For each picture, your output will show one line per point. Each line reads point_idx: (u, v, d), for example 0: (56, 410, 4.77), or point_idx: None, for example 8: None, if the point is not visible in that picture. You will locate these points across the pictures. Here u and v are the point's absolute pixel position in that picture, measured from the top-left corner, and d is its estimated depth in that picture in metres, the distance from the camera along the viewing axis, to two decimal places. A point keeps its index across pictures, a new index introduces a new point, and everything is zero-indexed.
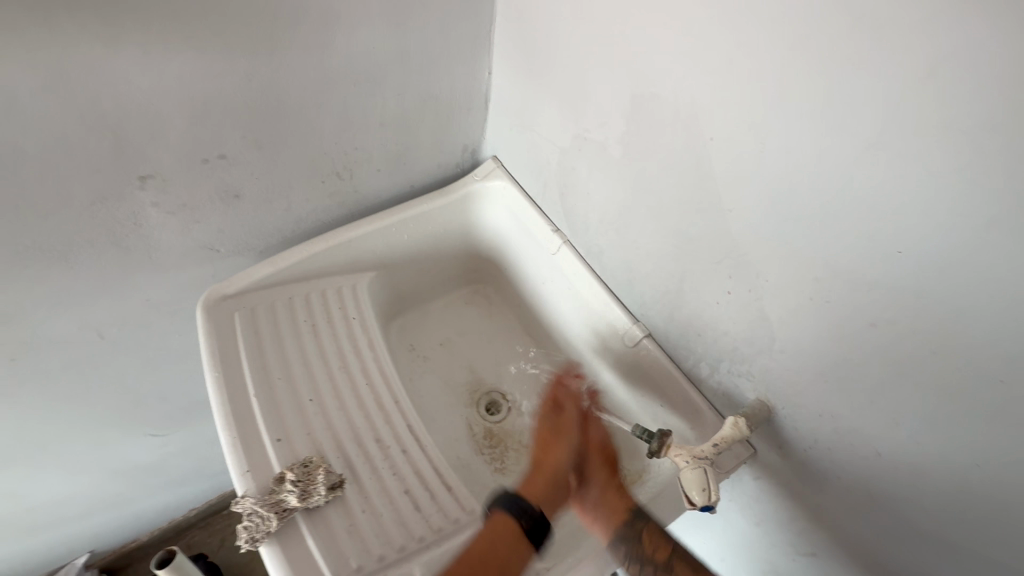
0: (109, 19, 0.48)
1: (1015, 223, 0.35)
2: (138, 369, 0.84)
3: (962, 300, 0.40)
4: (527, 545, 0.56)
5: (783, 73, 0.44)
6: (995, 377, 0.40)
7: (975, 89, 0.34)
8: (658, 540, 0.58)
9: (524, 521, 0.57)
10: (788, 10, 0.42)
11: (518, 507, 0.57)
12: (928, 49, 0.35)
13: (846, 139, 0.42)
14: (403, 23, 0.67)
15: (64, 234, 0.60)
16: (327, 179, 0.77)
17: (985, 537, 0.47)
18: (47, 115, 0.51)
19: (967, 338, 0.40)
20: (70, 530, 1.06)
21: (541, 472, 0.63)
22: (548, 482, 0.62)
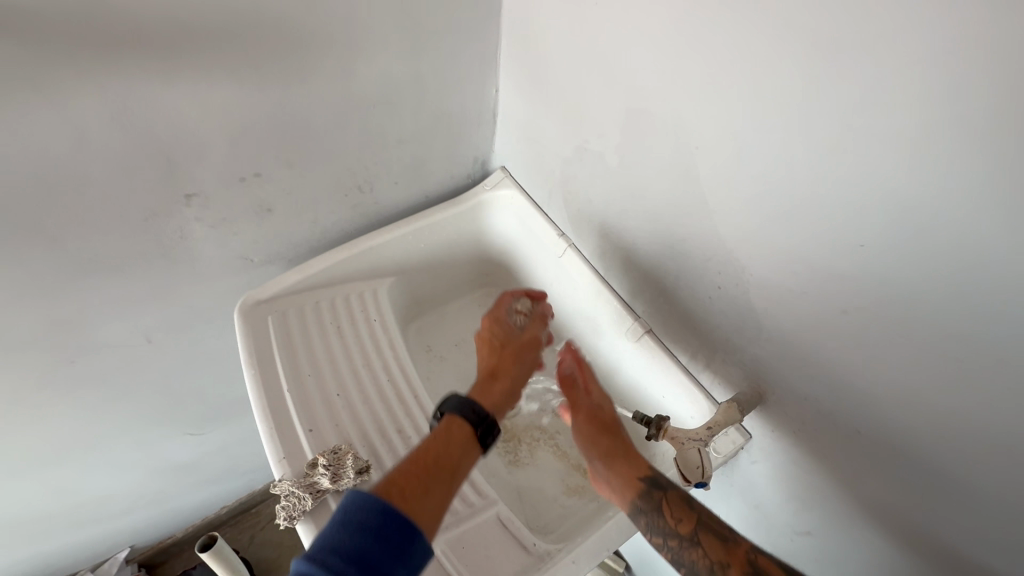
0: (164, 59, 0.56)
1: (960, 213, 0.39)
2: (180, 371, 0.91)
3: (924, 287, 0.44)
4: (478, 447, 0.58)
5: (758, 89, 0.49)
6: (953, 355, 0.44)
7: (919, 99, 0.39)
8: (679, 512, 0.56)
9: (479, 423, 0.58)
10: (759, 33, 0.47)
11: (470, 410, 0.59)
12: (880, 67, 0.40)
13: (817, 147, 0.47)
14: (417, 48, 0.73)
15: (120, 248, 0.68)
16: (349, 192, 0.83)
17: (957, 506, 0.50)
18: (109, 142, 0.58)
19: (929, 319, 0.45)
20: (114, 525, 1.14)
21: (495, 381, 0.66)
22: (503, 389, 0.65)
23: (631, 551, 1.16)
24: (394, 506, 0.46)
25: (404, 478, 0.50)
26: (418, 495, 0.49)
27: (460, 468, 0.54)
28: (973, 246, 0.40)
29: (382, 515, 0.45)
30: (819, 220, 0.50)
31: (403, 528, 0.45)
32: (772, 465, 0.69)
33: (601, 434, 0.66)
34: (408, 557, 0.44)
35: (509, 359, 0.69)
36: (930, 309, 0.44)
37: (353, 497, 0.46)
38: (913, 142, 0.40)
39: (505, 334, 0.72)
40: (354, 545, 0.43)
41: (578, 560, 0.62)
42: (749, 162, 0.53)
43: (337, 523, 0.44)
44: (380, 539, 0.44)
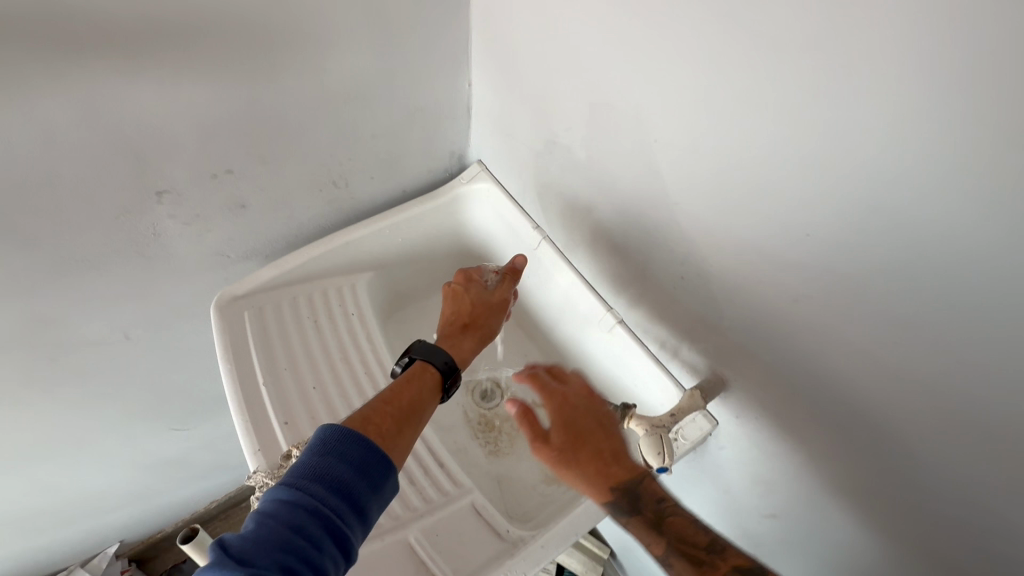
0: (130, 59, 0.56)
1: (898, 202, 0.41)
2: (161, 368, 0.92)
3: (870, 273, 0.46)
4: (439, 396, 0.64)
5: (713, 82, 0.50)
6: (895, 338, 0.47)
7: (859, 92, 0.40)
8: (649, 535, 0.58)
9: (445, 374, 0.64)
10: (711, 29, 0.48)
11: (444, 361, 0.65)
12: (824, 61, 0.41)
13: (768, 139, 0.48)
14: (388, 44, 0.73)
15: (94, 245, 0.68)
16: (325, 188, 0.84)
17: (906, 483, 0.52)
18: (77, 141, 0.58)
19: (875, 304, 0.46)
20: (102, 521, 1.15)
21: (461, 337, 0.72)
22: (469, 346, 0.72)
23: (613, 537, 1.18)
24: (369, 440, 0.50)
25: (380, 416, 0.55)
26: (393, 433, 0.54)
27: (426, 409, 0.60)
28: (913, 234, 0.41)
29: (359, 450, 0.49)
30: (774, 209, 0.51)
31: (378, 464, 0.49)
32: (740, 449, 0.71)
33: (567, 456, 0.61)
34: (380, 487, 0.49)
35: (476, 317, 0.74)
36: (878, 295, 0.46)
37: (330, 432, 0.49)
38: (856, 134, 0.41)
39: (473, 294, 0.76)
40: (334, 474, 0.46)
41: (547, 545, 0.64)
42: (707, 154, 0.55)
43: (318, 454, 0.47)
44: (359, 471, 0.48)
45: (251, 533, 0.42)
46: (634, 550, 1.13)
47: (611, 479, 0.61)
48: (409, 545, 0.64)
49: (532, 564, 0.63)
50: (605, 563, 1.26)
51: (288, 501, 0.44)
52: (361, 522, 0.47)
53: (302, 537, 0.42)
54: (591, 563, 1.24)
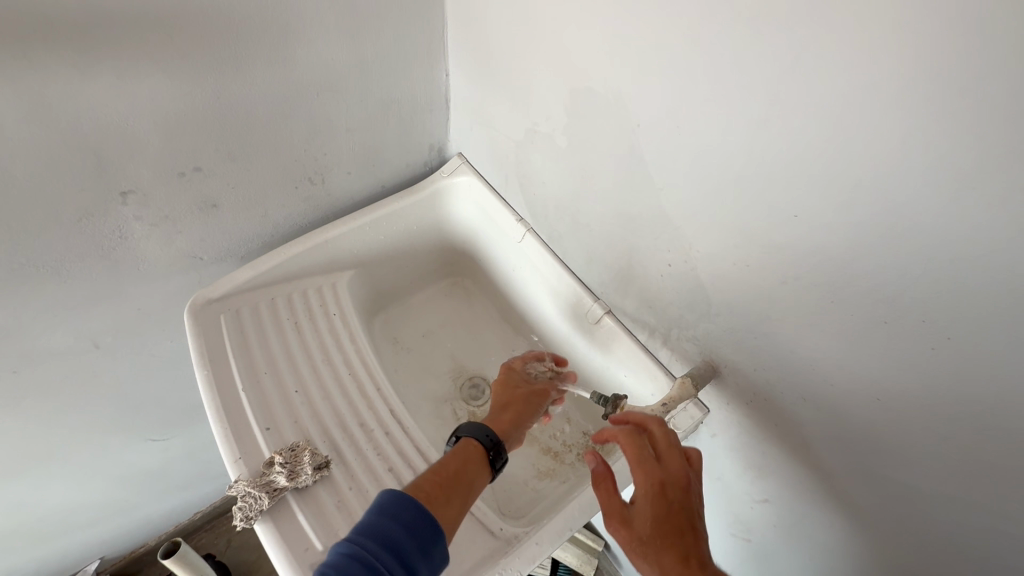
0: (81, 50, 0.53)
1: (881, 176, 0.40)
2: (135, 377, 0.89)
3: (854, 249, 0.45)
4: (488, 472, 0.58)
5: (694, 61, 0.49)
6: (881, 318, 0.46)
7: (845, 65, 0.39)
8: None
9: (491, 447, 0.59)
10: (692, 12, 0.47)
11: (486, 436, 0.59)
12: (807, 35, 0.40)
13: (751, 118, 0.47)
14: (359, 32, 0.71)
15: (54, 252, 0.65)
16: (300, 185, 0.81)
17: (888, 464, 0.52)
18: (30, 140, 0.55)
19: (858, 282, 0.46)
20: (79, 537, 1.11)
21: (502, 416, 0.66)
22: (509, 422, 0.64)
23: (606, 528, 1.18)
24: (420, 504, 0.49)
25: (430, 484, 0.52)
26: (442, 502, 0.51)
27: (474, 486, 0.55)
28: (895, 210, 0.41)
29: (416, 515, 0.48)
30: (757, 190, 0.51)
31: (430, 530, 0.48)
32: (729, 437, 0.70)
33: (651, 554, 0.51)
34: (431, 556, 0.48)
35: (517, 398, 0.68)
36: (863, 274, 0.45)
37: (389, 495, 0.49)
38: (839, 109, 0.41)
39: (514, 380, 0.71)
40: (389, 533, 0.46)
41: (542, 542, 0.62)
42: (688, 137, 0.54)
43: (376, 514, 0.47)
44: (414, 533, 0.47)
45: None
46: None
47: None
48: None
49: (530, 561, 0.62)
50: (599, 556, 1.26)
51: (348, 556, 0.43)
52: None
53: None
54: (586, 556, 1.23)
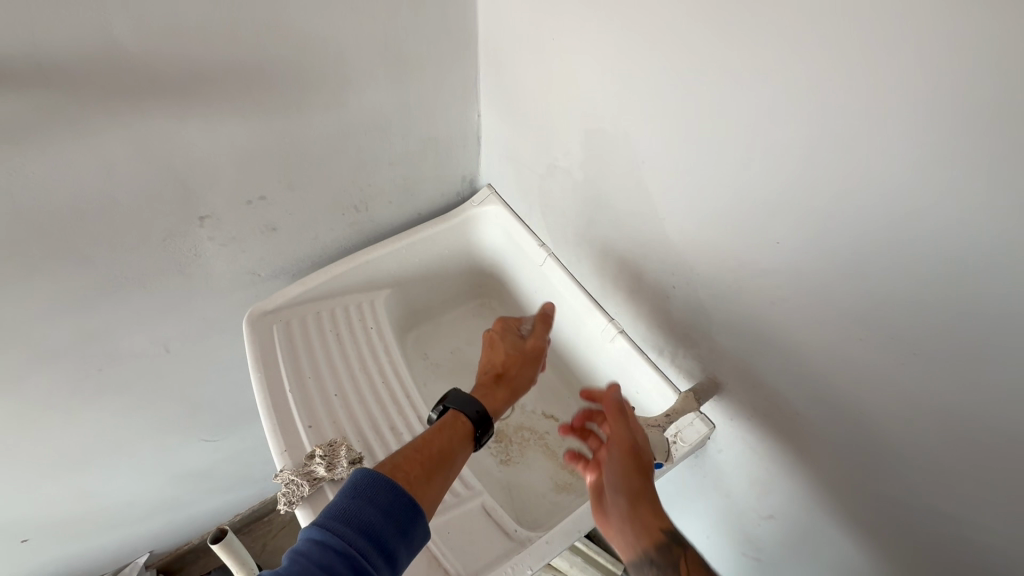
0: (181, 101, 0.64)
1: (849, 206, 0.46)
2: (195, 379, 0.99)
3: (833, 274, 0.50)
4: (470, 445, 0.65)
5: (688, 106, 0.56)
6: (860, 337, 0.51)
7: (814, 114, 0.45)
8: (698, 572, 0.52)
9: (477, 424, 0.65)
10: (688, 64, 0.54)
11: (474, 411, 0.65)
12: (780, 87, 0.46)
13: (735, 155, 0.54)
14: (404, 80, 0.81)
15: (142, 265, 0.76)
16: (346, 212, 0.91)
17: (882, 474, 0.55)
18: (134, 172, 0.67)
19: (840, 304, 0.51)
20: (134, 529, 1.21)
21: (495, 388, 0.71)
22: (502, 397, 0.70)
23: None
24: (396, 484, 0.53)
25: (409, 463, 0.57)
26: (421, 482, 0.56)
27: (456, 457, 0.62)
28: (869, 236, 0.46)
29: (390, 497, 0.52)
30: (747, 219, 0.56)
31: (404, 509, 0.52)
32: (736, 453, 0.73)
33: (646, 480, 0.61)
34: (408, 532, 0.52)
35: (508, 367, 0.73)
36: (847, 295, 0.50)
37: (362, 477, 0.52)
38: (812, 149, 0.47)
39: (508, 344, 0.75)
40: (362, 517, 0.50)
41: (552, 541, 0.67)
42: (685, 171, 0.61)
43: (350, 498, 0.51)
44: (385, 510, 0.51)
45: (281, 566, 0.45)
46: None
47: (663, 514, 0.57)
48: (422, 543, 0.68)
49: (539, 560, 0.66)
50: None
51: (319, 541, 0.47)
52: (390, 564, 0.49)
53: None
54: None
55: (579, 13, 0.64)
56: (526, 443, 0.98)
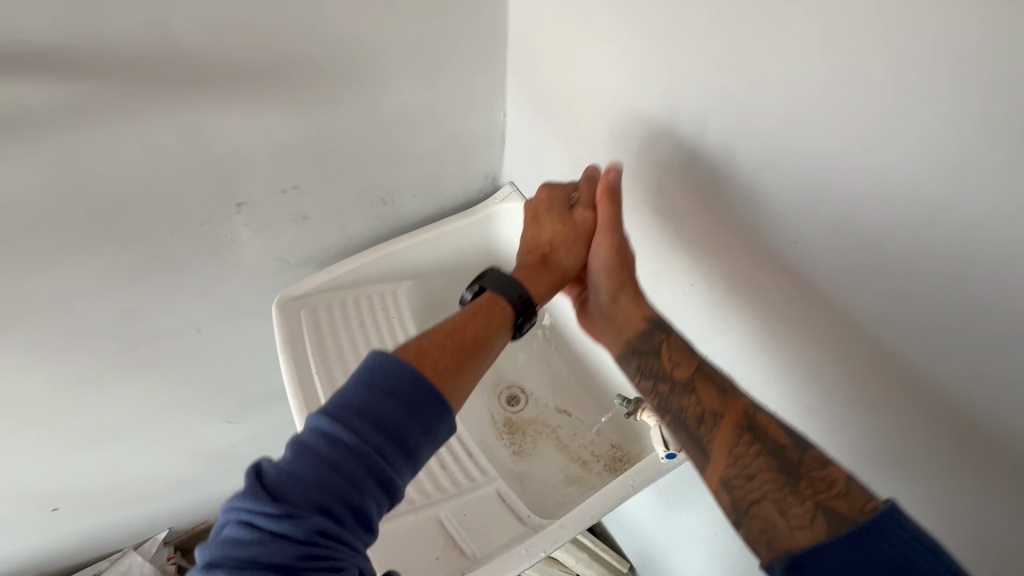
0: (226, 92, 0.68)
1: (870, 206, 0.49)
2: (222, 361, 1.02)
3: (846, 269, 0.54)
4: (510, 330, 0.68)
5: (711, 110, 0.59)
6: None
7: (839, 122, 0.48)
8: (679, 359, 0.60)
9: (519, 311, 0.68)
10: (712, 71, 0.57)
11: (517, 299, 0.68)
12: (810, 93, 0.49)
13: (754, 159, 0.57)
14: (435, 79, 0.84)
15: (180, 248, 0.80)
16: (373, 205, 0.94)
17: None
18: (180, 158, 0.70)
19: (854, 300, 0.54)
20: (156, 505, 1.25)
21: (540, 270, 0.72)
22: (547, 282, 0.71)
23: (632, 548, 1.22)
24: (417, 374, 0.51)
25: (438, 353, 0.57)
26: (451, 371, 0.56)
27: (492, 343, 0.63)
28: (894, 237, 0.48)
29: (410, 390, 0.50)
30: (766, 220, 0.59)
31: (424, 403, 0.50)
32: None
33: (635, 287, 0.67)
34: (428, 425, 0.50)
35: (555, 249, 0.72)
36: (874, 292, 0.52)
37: (380, 367, 0.50)
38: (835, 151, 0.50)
39: (554, 220, 0.73)
40: (376, 412, 0.48)
41: (565, 525, 0.68)
42: (705, 172, 0.64)
43: (363, 392, 0.49)
44: (399, 406, 0.49)
45: (286, 461, 0.46)
46: (653, 560, 1.16)
47: (649, 309, 0.66)
48: (439, 521, 0.71)
49: (553, 542, 0.67)
50: None
51: (330, 436, 0.46)
52: (409, 457, 0.49)
53: (341, 475, 0.45)
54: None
55: (605, 21, 0.67)
56: (538, 437, 1.00)
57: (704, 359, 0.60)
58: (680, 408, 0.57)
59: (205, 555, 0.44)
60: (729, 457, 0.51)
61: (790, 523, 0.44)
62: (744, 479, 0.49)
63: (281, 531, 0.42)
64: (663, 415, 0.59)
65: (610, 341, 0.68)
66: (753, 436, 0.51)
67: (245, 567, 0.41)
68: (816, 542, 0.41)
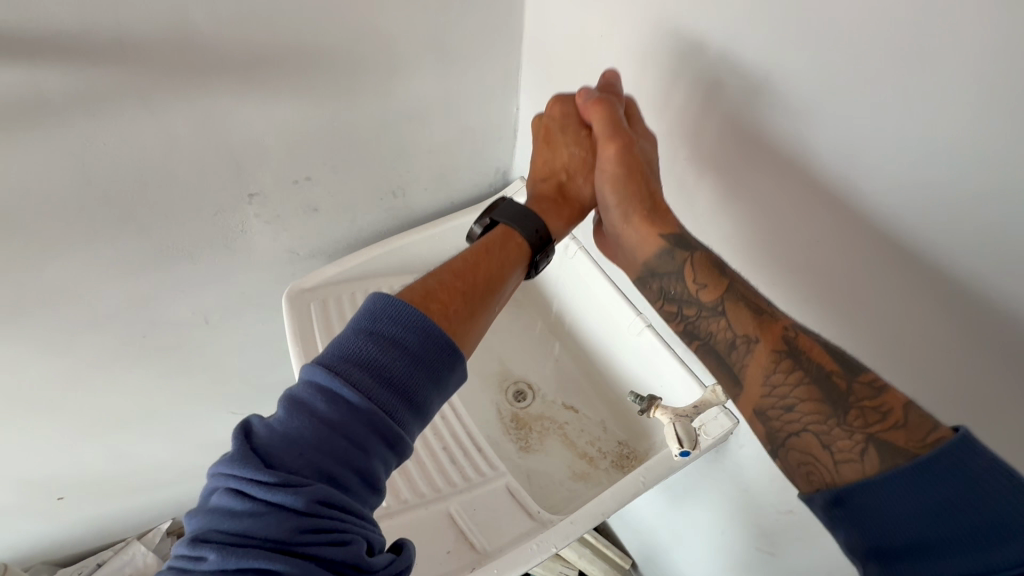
0: (241, 81, 0.67)
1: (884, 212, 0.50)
2: (230, 352, 1.02)
3: (860, 275, 0.54)
4: (526, 266, 0.69)
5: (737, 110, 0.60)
6: None
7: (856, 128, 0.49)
8: (707, 281, 0.58)
9: (536, 248, 0.69)
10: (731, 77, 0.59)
11: (532, 232, 0.68)
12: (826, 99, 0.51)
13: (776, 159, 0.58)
14: (450, 71, 0.83)
15: (191, 237, 0.79)
16: (384, 197, 0.94)
17: None
18: (194, 147, 0.70)
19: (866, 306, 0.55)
20: (160, 495, 1.25)
21: (560, 205, 0.72)
22: (566, 215, 0.72)
23: (636, 545, 1.22)
24: (422, 323, 0.49)
25: (445, 293, 0.57)
26: (463, 312, 0.57)
27: (505, 280, 0.64)
28: (910, 244, 0.49)
29: (415, 340, 0.48)
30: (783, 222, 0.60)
31: (431, 354, 0.49)
32: (760, 449, 0.75)
33: (648, 215, 0.64)
34: (437, 377, 0.49)
35: (574, 176, 0.72)
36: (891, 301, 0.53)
37: (382, 319, 0.48)
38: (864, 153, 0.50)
39: (569, 141, 0.70)
40: (379, 368, 0.46)
41: (576, 521, 0.68)
42: (722, 173, 0.65)
43: (365, 347, 0.47)
44: (401, 359, 0.47)
45: (280, 424, 0.44)
46: (657, 558, 1.16)
47: (667, 227, 0.63)
48: (449, 515, 0.71)
49: (564, 538, 0.67)
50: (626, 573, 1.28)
51: (331, 395, 0.45)
52: (414, 412, 0.47)
53: (341, 436, 0.44)
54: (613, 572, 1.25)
55: (626, 23, 0.69)
56: (546, 432, 1.00)
57: (735, 278, 0.58)
58: (710, 331, 0.58)
59: (196, 523, 0.42)
60: (765, 382, 0.51)
61: (835, 457, 0.44)
62: (783, 409, 0.49)
63: (278, 501, 0.40)
64: (692, 338, 0.60)
65: (627, 266, 0.68)
66: (791, 362, 0.50)
67: (242, 542, 0.39)
68: (863, 478, 0.41)
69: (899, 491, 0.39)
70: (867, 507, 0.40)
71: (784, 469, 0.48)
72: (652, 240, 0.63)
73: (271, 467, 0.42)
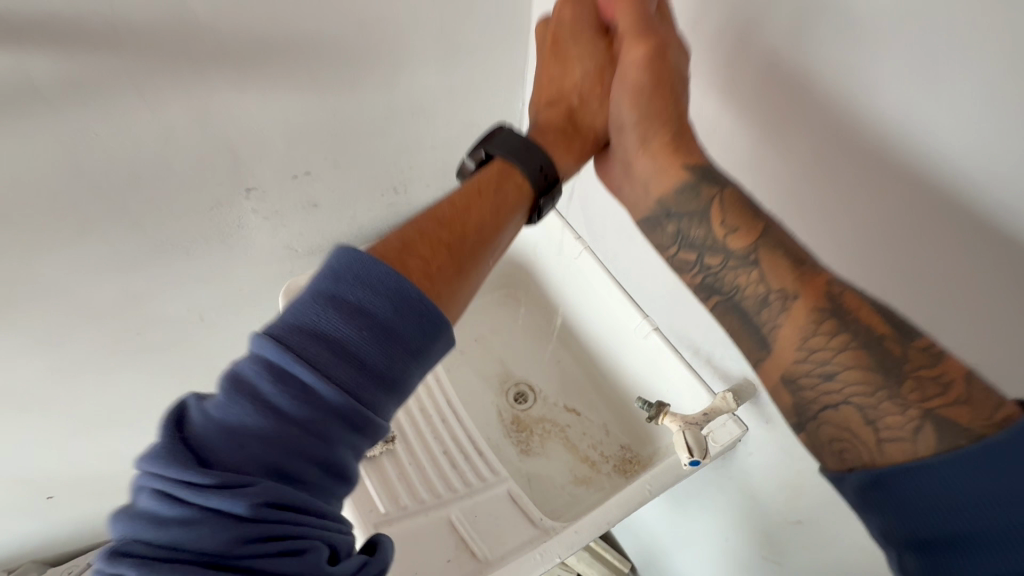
0: (240, 71, 0.65)
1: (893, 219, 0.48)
2: (225, 350, 1.00)
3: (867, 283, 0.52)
4: (528, 211, 0.56)
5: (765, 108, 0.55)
6: None
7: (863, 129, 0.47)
8: (736, 223, 0.50)
9: (539, 190, 0.56)
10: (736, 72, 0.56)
11: (532, 168, 0.55)
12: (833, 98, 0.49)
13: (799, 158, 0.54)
14: (455, 65, 0.81)
15: (187, 232, 0.77)
16: (385, 194, 0.91)
17: None
18: (190, 139, 0.68)
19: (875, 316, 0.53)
20: None
21: (568, 137, 0.58)
22: (576, 148, 0.58)
23: (635, 548, 1.20)
24: (394, 279, 0.39)
25: (423, 241, 0.47)
26: (443, 265, 0.46)
27: (502, 225, 0.52)
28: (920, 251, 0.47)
29: (387, 300, 0.39)
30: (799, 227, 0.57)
31: (409, 316, 0.39)
32: (768, 456, 0.73)
33: (671, 143, 0.53)
34: (417, 347, 0.40)
35: (585, 96, 0.58)
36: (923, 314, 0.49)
37: (347, 275, 0.39)
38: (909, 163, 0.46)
39: (580, 49, 0.57)
40: (340, 340, 0.37)
41: (580, 530, 0.66)
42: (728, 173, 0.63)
43: (323, 312, 0.38)
44: (365, 333, 0.38)
45: (217, 409, 0.35)
46: (657, 562, 1.14)
47: (691, 155, 0.53)
48: (450, 524, 0.69)
49: (568, 549, 0.65)
50: None
51: (279, 372, 0.35)
52: (389, 390, 0.38)
53: (295, 423, 0.35)
54: None
55: None
56: (547, 435, 0.98)
57: (771, 222, 0.50)
58: (736, 286, 0.49)
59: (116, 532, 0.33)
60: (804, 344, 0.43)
61: (880, 434, 0.37)
62: (824, 380, 0.42)
63: (214, 510, 0.32)
64: (712, 294, 0.52)
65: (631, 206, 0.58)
66: (840, 327, 0.42)
67: (170, 557, 0.31)
68: (913, 461, 0.34)
69: (958, 479, 0.31)
70: (915, 498, 0.32)
71: (814, 445, 0.42)
72: (670, 173, 0.53)
73: (205, 467, 0.33)
